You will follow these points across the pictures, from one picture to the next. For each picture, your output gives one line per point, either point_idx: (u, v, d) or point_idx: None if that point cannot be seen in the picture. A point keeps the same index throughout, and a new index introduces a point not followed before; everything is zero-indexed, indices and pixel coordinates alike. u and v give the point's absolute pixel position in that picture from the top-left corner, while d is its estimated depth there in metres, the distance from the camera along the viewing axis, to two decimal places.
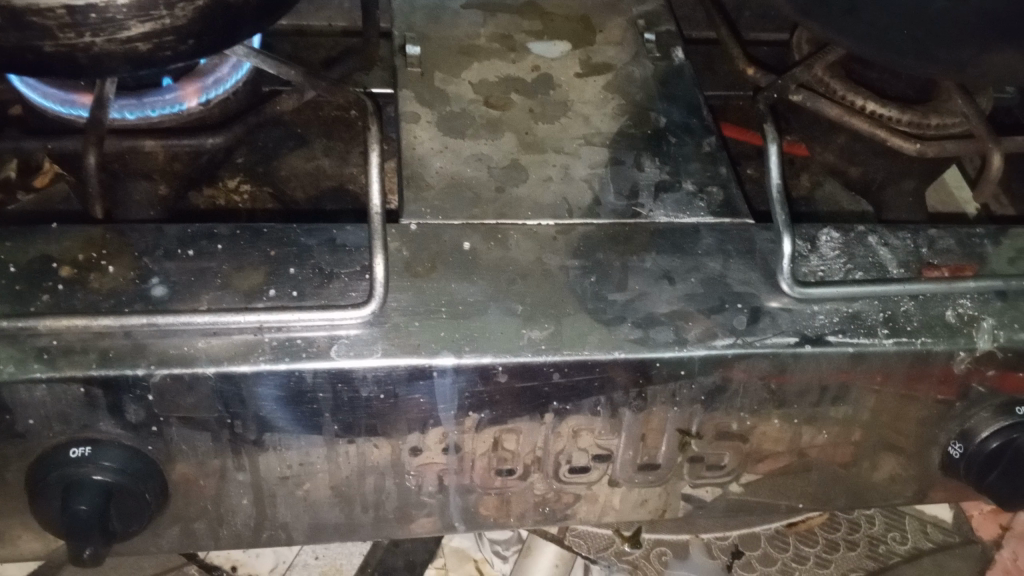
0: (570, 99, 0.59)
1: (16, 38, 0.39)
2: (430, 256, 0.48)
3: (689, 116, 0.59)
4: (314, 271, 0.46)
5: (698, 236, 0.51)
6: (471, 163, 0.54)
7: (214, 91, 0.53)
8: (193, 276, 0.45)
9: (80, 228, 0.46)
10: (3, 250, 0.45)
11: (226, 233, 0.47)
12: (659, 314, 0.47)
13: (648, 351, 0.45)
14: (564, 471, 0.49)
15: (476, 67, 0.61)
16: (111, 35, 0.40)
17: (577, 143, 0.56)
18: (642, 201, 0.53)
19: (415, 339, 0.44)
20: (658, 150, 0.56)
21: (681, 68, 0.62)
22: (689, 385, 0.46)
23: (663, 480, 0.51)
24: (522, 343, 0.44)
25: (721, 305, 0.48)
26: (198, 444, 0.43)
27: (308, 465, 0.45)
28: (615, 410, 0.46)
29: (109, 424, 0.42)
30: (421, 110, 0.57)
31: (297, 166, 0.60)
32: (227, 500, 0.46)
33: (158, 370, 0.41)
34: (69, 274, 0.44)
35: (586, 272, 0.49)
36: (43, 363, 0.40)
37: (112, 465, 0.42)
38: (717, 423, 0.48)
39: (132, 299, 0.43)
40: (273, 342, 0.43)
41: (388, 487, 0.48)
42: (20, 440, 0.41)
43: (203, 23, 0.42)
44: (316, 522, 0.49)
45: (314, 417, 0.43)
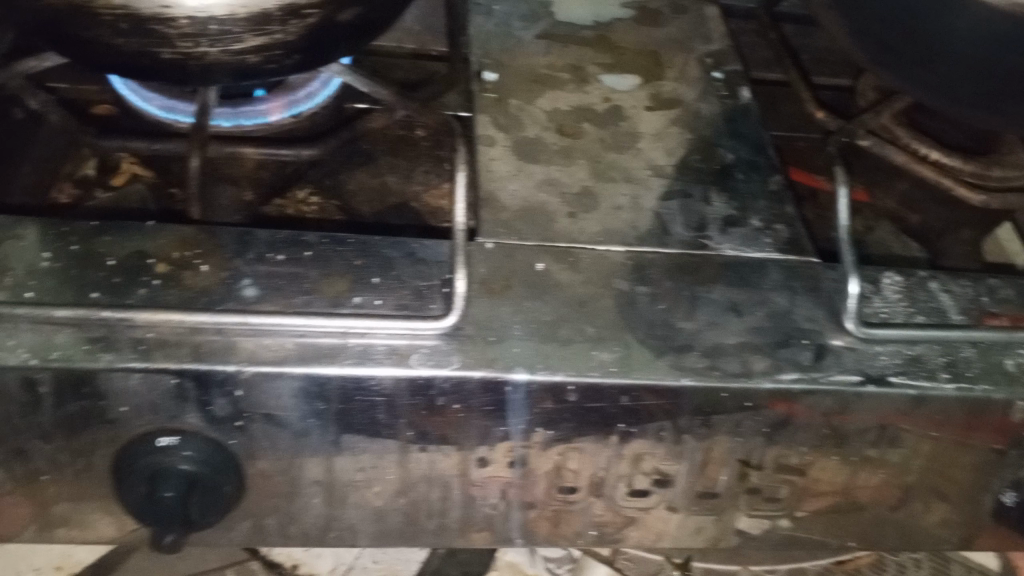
0: (640, 131, 0.61)
1: (138, 43, 0.41)
2: (505, 274, 0.50)
3: (756, 154, 0.60)
4: (395, 281, 0.48)
5: (765, 272, 0.52)
6: (544, 187, 0.56)
7: (305, 104, 0.59)
8: (284, 280, 0.47)
9: (176, 228, 0.48)
10: (102, 244, 0.47)
11: (315, 241, 0.49)
12: (727, 345, 0.48)
13: (716, 380, 0.46)
14: (624, 493, 0.50)
15: (550, 95, 0.63)
16: (224, 46, 0.42)
17: (647, 173, 0.58)
18: (710, 234, 0.54)
19: (491, 354, 0.45)
20: (726, 185, 0.58)
21: (748, 108, 0.64)
22: (754, 417, 0.47)
23: (720, 509, 0.52)
24: (593, 364, 0.46)
25: (787, 340, 0.49)
26: (278, 441, 0.45)
27: (379, 469, 0.47)
28: (679, 436, 0.47)
29: (194, 417, 0.43)
30: (497, 134, 0.59)
31: (363, 181, 0.59)
32: (299, 498, 0.48)
33: (248, 368, 0.42)
34: (165, 270, 0.46)
35: (654, 299, 0.50)
36: (138, 354, 0.42)
37: (194, 456, 0.44)
38: (778, 456, 0.49)
39: (225, 298, 0.45)
40: (357, 348, 0.44)
41: (453, 496, 0.49)
42: (111, 426, 0.43)
43: (310, 40, 0.44)
44: (380, 526, 0.50)
45: (388, 422, 0.45)
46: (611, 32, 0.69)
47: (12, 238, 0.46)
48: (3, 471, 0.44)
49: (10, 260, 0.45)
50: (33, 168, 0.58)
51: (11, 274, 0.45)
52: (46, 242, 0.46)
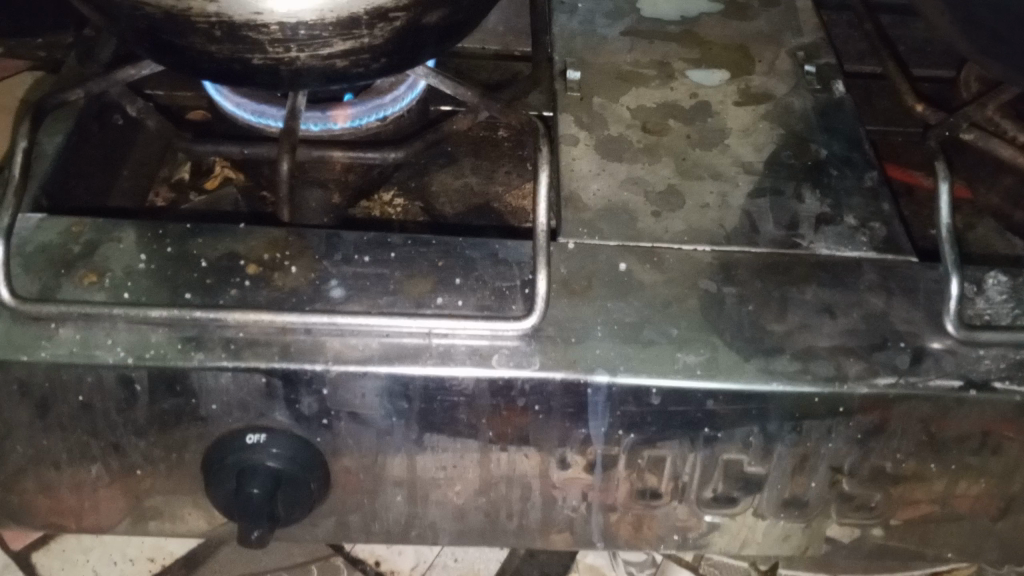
0: (728, 127, 0.59)
1: (231, 50, 0.42)
2: (588, 275, 0.49)
3: (850, 149, 0.58)
4: (477, 282, 0.48)
5: (861, 271, 0.50)
6: (628, 185, 0.55)
7: (392, 108, 0.55)
8: (370, 281, 0.47)
9: (265, 229, 0.49)
10: (195, 245, 0.48)
11: (399, 242, 0.50)
12: (819, 348, 0.46)
13: (807, 385, 0.44)
14: (709, 499, 0.49)
15: (636, 92, 0.62)
16: (314, 50, 0.42)
17: (736, 170, 0.56)
18: (802, 233, 0.52)
19: (572, 355, 0.45)
20: (819, 182, 0.56)
21: (843, 102, 0.62)
22: (847, 422, 0.45)
23: (809, 516, 0.50)
24: (677, 367, 0.45)
25: (883, 343, 0.47)
26: (363, 440, 0.45)
27: (460, 469, 0.47)
28: (767, 441, 0.46)
29: (282, 414, 0.44)
30: (580, 133, 0.58)
31: (447, 183, 0.60)
32: (382, 496, 0.48)
33: (334, 367, 0.43)
34: (255, 271, 0.47)
35: (742, 300, 0.48)
36: (229, 353, 0.43)
37: (281, 452, 0.45)
38: (872, 463, 0.47)
39: (313, 299, 0.46)
40: (440, 348, 0.44)
41: (533, 498, 0.49)
42: (201, 423, 0.44)
43: (397, 43, 0.44)
44: (461, 525, 0.50)
45: (468, 423, 0.45)
46: (699, 27, 0.68)
47: (112, 240, 0.48)
48: (100, 466, 0.46)
49: (109, 263, 0.47)
50: (133, 171, 0.59)
51: (110, 275, 0.46)
52: (143, 245, 0.48)
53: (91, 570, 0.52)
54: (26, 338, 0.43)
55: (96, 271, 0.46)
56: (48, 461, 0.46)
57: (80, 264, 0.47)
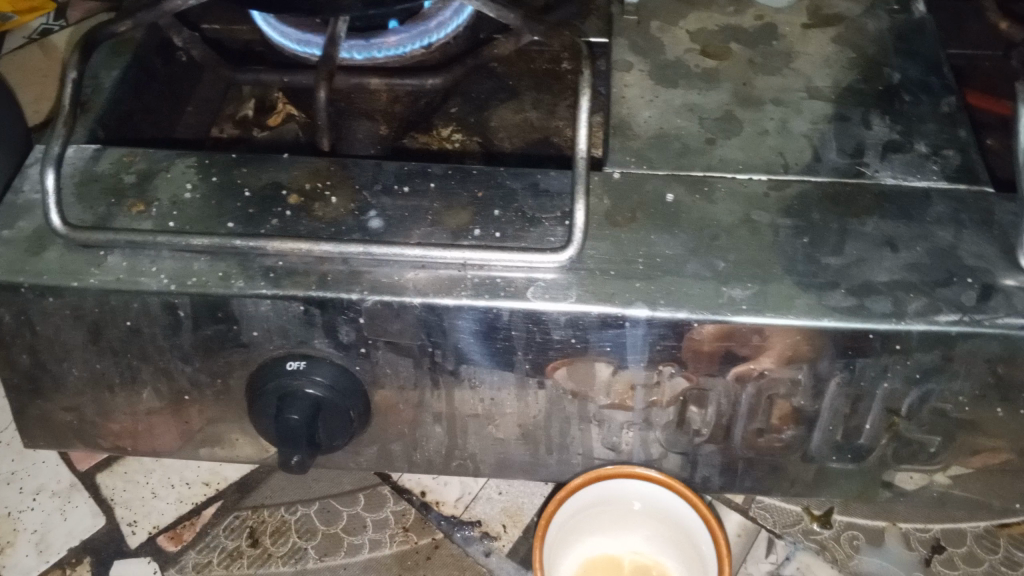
0: (795, 50, 0.56)
1: None
2: (631, 206, 0.47)
3: (928, 73, 0.54)
4: (516, 214, 0.47)
5: (929, 203, 0.47)
6: (682, 113, 0.52)
7: (436, 34, 0.54)
8: (408, 212, 0.47)
9: (308, 160, 0.49)
10: (240, 175, 0.48)
11: (438, 173, 0.49)
12: (878, 283, 0.43)
13: (862, 322, 0.41)
14: (756, 439, 0.47)
15: (697, 15, 0.58)
16: None
17: (800, 96, 0.53)
18: (867, 161, 0.49)
19: (609, 288, 0.43)
20: (890, 108, 0.52)
21: (923, 23, 0.57)
22: (905, 361, 0.42)
23: (863, 461, 0.48)
24: (722, 301, 0.42)
25: (948, 278, 0.43)
26: (401, 369, 0.46)
27: (499, 402, 0.47)
28: (819, 379, 0.44)
29: (322, 341, 0.44)
30: (634, 59, 0.56)
31: (506, 118, 0.59)
32: (423, 426, 0.49)
33: (370, 296, 0.43)
34: (297, 202, 0.47)
35: (799, 232, 0.45)
36: (269, 281, 0.43)
37: (323, 380, 0.45)
38: (932, 407, 0.44)
39: (352, 230, 0.46)
40: (475, 280, 0.44)
41: (574, 431, 0.48)
42: (245, 349, 0.45)
43: None
44: (503, 458, 0.51)
45: (505, 355, 0.45)
46: None
47: (162, 170, 0.49)
48: (152, 390, 0.48)
49: (157, 192, 0.48)
50: (198, 108, 0.61)
51: (157, 204, 0.47)
52: (190, 175, 0.48)
53: (151, 491, 0.54)
54: (77, 265, 0.44)
55: (144, 200, 0.47)
56: (104, 384, 0.48)
57: (129, 194, 0.47)
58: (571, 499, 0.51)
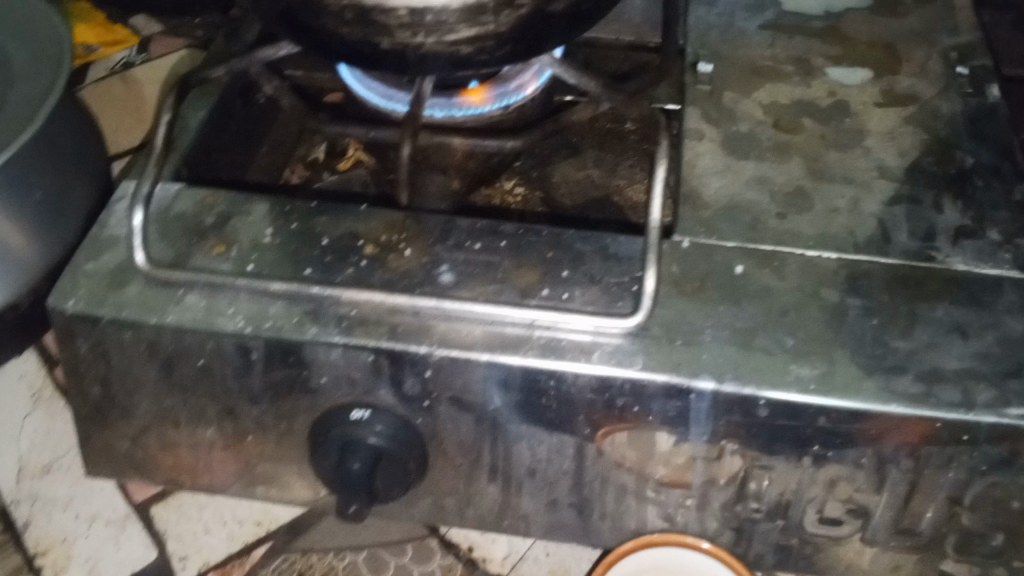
0: (866, 128, 0.56)
1: (360, 32, 0.42)
2: (700, 275, 0.47)
3: (1001, 159, 0.54)
4: (584, 276, 0.47)
5: (1001, 291, 0.47)
6: (752, 186, 0.52)
7: (515, 96, 0.55)
8: (479, 268, 0.47)
9: (384, 212, 0.50)
10: (317, 224, 0.49)
11: (510, 231, 0.50)
12: (946, 370, 0.43)
13: (930, 409, 0.41)
14: (812, 519, 0.47)
15: (769, 88, 0.59)
16: (439, 36, 0.42)
17: (871, 175, 0.53)
18: (938, 245, 0.49)
19: (676, 357, 0.44)
20: (962, 192, 0.52)
21: (996, 107, 0.57)
22: (971, 452, 0.42)
23: (922, 549, 0.47)
24: (790, 378, 0.42)
25: (1019, 369, 0.43)
26: (462, 424, 0.46)
27: (556, 463, 0.47)
28: (882, 465, 0.43)
29: (387, 392, 0.45)
30: (705, 128, 0.56)
31: (568, 174, 0.61)
32: (476, 484, 0.49)
33: (438, 350, 0.43)
34: (372, 252, 0.48)
35: (868, 313, 0.45)
36: (341, 329, 0.44)
37: (384, 430, 0.46)
38: (996, 499, 0.44)
39: (423, 282, 0.47)
40: (542, 340, 0.44)
41: (628, 499, 0.48)
42: (312, 395, 0.46)
43: (521, 32, 0.43)
44: (554, 519, 0.50)
45: (568, 417, 0.45)
46: (844, 22, 0.64)
47: (242, 213, 0.50)
48: (216, 427, 0.49)
49: (237, 234, 0.49)
50: (272, 147, 0.63)
51: (237, 247, 0.48)
52: (270, 220, 0.50)
53: (203, 526, 0.55)
54: (157, 301, 0.45)
55: (224, 241, 0.49)
56: (170, 419, 0.49)
57: (210, 234, 0.49)
58: (619, 565, 0.49)
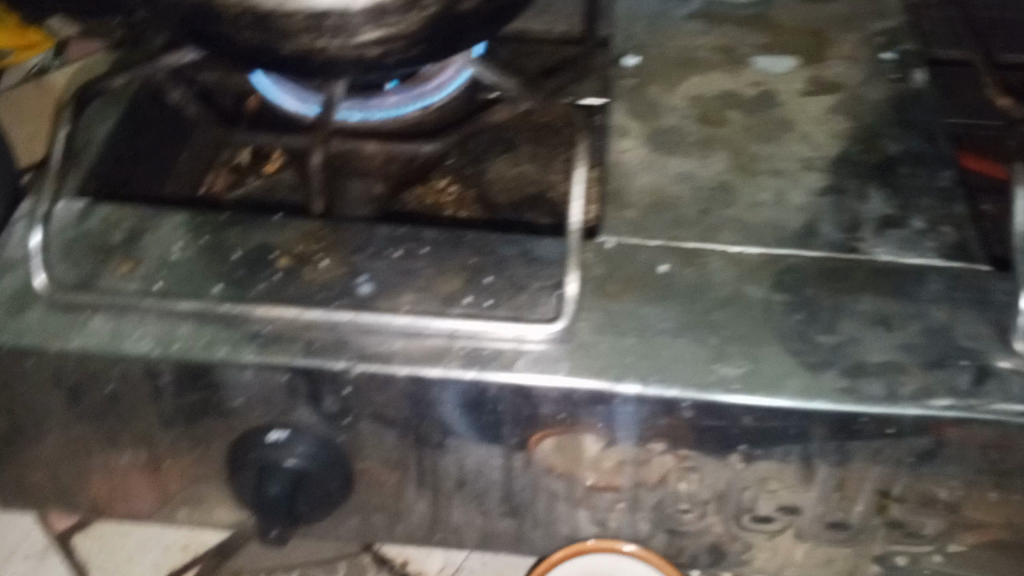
0: (792, 118, 0.55)
1: (260, 39, 0.40)
2: (624, 276, 0.47)
3: (925, 145, 0.54)
4: (508, 281, 0.46)
5: (925, 280, 0.46)
6: (676, 181, 0.52)
7: (436, 96, 0.54)
8: (399, 277, 0.46)
9: (300, 222, 0.49)
10: (230, 237, 0.48)
11: (431, 238, 0.48)
12: (871, 364, 0.43)
13: (855, 404, 0.41)
14: (745, 517, 0.47)
15: (695, 81, 0.58)
16: (344, 40, 0.40)
17: (796, 166, 0.52)
18: (863, 235, 0.48)
19: (601, 362, 0.43)
20: (886, 181, 0.52)
21: (921, 92, 0.57)
22: (898, 445, 0.42)
23: (855, 541, 0.47)
24: (714, 379, 0.42)
25: (943, 360, 0.43)
26: (385, 439, 0.45)
27: (484, 473, 0.46)
28: (809, 461, 0.43)
29: (305, 411, 0.44)
30: (630, 123, 0.55)
31: (503, 170, 0.60)
32: (404, 498, 0.48)
33: (357, 366, 0.42)
34: (287, 264, 0.46)
35: (792, 309, 0.45)
36: (254, 348, 0.42)
37: (305, 452, 0.45)
38: (924, 490, 0.44)
39: (341, 294, 0.45)
40: (464, 350, 0.43)
41: (560, 505, 0.48)
42: (227, 418, 0.44)
43: (432, 33, 0.42)
44: (487, 529, 0.50)
45: (493, 427, 0.44)
46: (770, 10, 0.63)
47: (151, 229, 0.48)
48: (131, 453, 0.47)
49: (145, 252, 0.47)
50: (193, 153, 0.60)
51: (145, 265, 0.46)
52: (180, 235, 0.48)
53: (127, 553, 0.53)
54: (60, 326, 0.43)
55: (132, 260, 0.47)
56: (82, 446, 0.47)
57: (117, 253, 0.47)
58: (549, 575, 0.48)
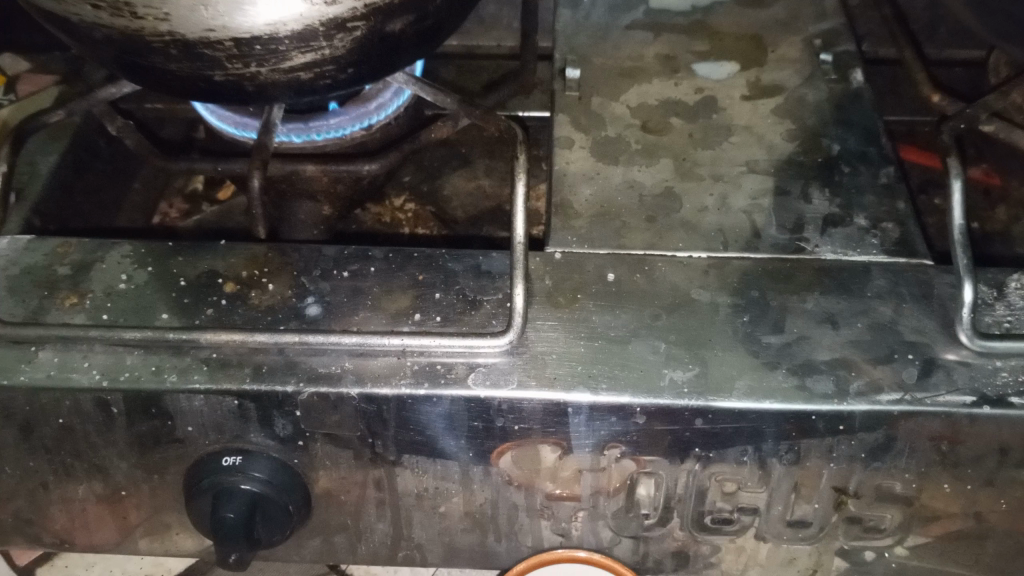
0: (735, 123, 0.56)
1: (191, 68, 0.40)
2: (573, 286, 0.47)
3: (866, 144, 0.54)
4: (457, 297, 0.46)
5: (869, 277, 0.47)
6: (623, 190, 0.52)
7: (376, 116, 0.54)
8: (347, 297, 0.46)
9: (246, 246, 0.48)
10: (176, 264, 0.48)
11: (379, 256, 0.48)
12: (818, 362, 0.43)
13: (804, 403, 0.41)
14: (706, 520, 0.47)
15: (638, 89, 0.59)
16: (274, 65, 0.40)
17: (740, 170, 0.53)
18: (807, 236, 0.49)
19: (552, 372, 0.43)
20: (829, 180, 0.52)
21: (860, 92, 0.58)
22: (849, 441, 0.42)
23: (816, 538, 0.47)
24: (663, 384, 0.42)
25: (889, 355, 0.43)
26: (341, 460, 0.45)
27: (444, 488, 0.46)
28: (764, 461, 0.43)
29: (258, 435, 0.44)
30: (576, 134, 0.56)
31: (459, 186, 0.61)
32: (365, 518, 0.48)
33: (306, 388, 0.42)
34: (232, 290, 0.46)
35: (739, 311, 0.45)
36: (202, 375, 0.42)
37: (260, 476, 0.44)
38: (878, 484, 0.44)
39: (289, 317, 0.45)
40: (415, 367, 0.43)
41: (522, 518, 0.48)
42: (179, 445, 0.44)
43: (362, 53, 0.42)
44: (451, 545, 0.50)
45: (448, 442, 0.44)
46: (711, 17, 0.64)
47: (98, 261, 0.48)
48: (86, 486, 0.47)
49: (92, 283, 0.47)
50: (146, 184, 0.62)
51: (92, 296, 0.46)
52: (127, 264, 0.48)
53: None
54: (5, 362, 0.43)
55: (78, 292, 0.46)
56: (36, 482, 0.47)
57: (64, 285, 0.47)
58: None
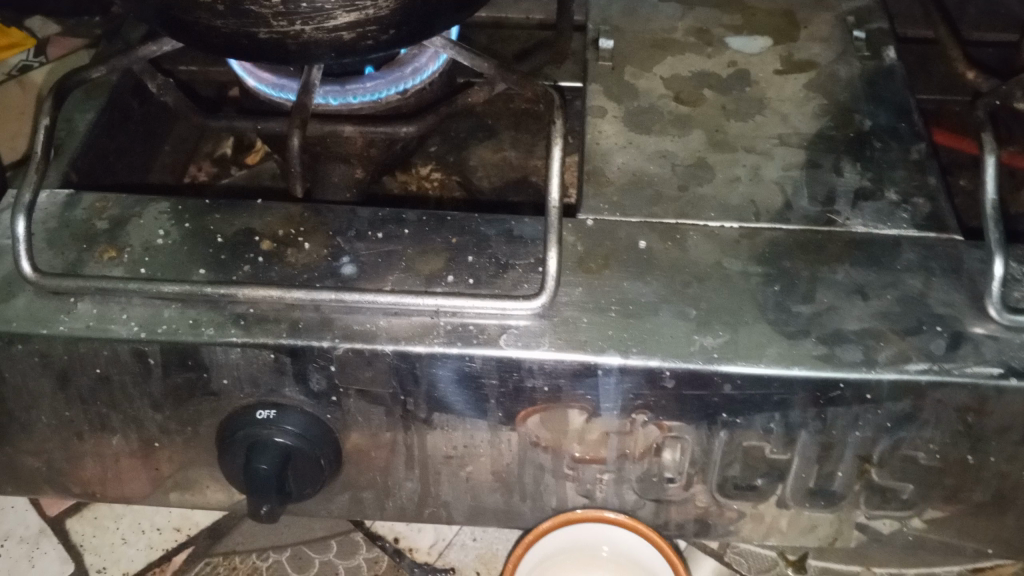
0: (766, 96, 0.56)
1: (236, 25, 0.40)
2: (603, 253, 0.47)
3: (897, 120, 0.55)
4: (490, 261, 0.47)
5: (900, 251, 0.47)
6: (654, 159, 0.52)
7: (412, 80, 0.54)
8: (381, 258, 0.47)
9: (282, 206, 0.49)
10: (212, 221, 0.48)
11: (413, 219, 0.49)
12: (847, 332, 0.43)
13: (833, 370, 0.42)
14: (729, 486, 0.48)
15: (670, 61, 0.59)
16: (318, 23, 0.40)
17: (771, 143, 0.53)
18: (838, 208, 0.49)
19: (583, 335, 0.43)
20: (860, 155, 0.53)
21: (893, 69, 0.58)
22: (876, 410, 0.43)
23: (837, 507, 0.48)
24: (694, 349, 0.43)
25: (918, 326, 0.44)
26: (373, 417, 0.45)
27: (472, 448, 0.47)
28: (790, 429, 0.44)
29: (293, 390, 0.44)
30: (608, 104, 0.56)
31: (486, 156, 0.61)
32: (393, 475, 0.49)
33: (342, 344, 0.42)
34: (269, 247, 0.47)
35: (769, 281, 0.46)
36: (239, 329, 0.43)
37: (293, 429, 0.45)
38: (902, 454, 0.44)
39: (324, 276, 0.46)
40: (448, 326, 0.44)
41: (547, 479, 0.48)
42: (215, 398, 0.45)
43: (404, 14, 0.42)
44: (476, 504, 0.50)
45: (479, 402, 0.44)
46: None
47: (135, 216, 0.48)
48: (121, 436, 0.47)
49: (129, 238, 0.47)
50: (175, 146, 0.63)
51: (129, 250, 0.47)
52: (164, 220, 0.48)
53: (120, 537, 0.54)
54: (46, 313, 0.44)
55: (115, 246, 0.47)
56: (72, 431, 0.47)
57: (101, 239, 0.47)
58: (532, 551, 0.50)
